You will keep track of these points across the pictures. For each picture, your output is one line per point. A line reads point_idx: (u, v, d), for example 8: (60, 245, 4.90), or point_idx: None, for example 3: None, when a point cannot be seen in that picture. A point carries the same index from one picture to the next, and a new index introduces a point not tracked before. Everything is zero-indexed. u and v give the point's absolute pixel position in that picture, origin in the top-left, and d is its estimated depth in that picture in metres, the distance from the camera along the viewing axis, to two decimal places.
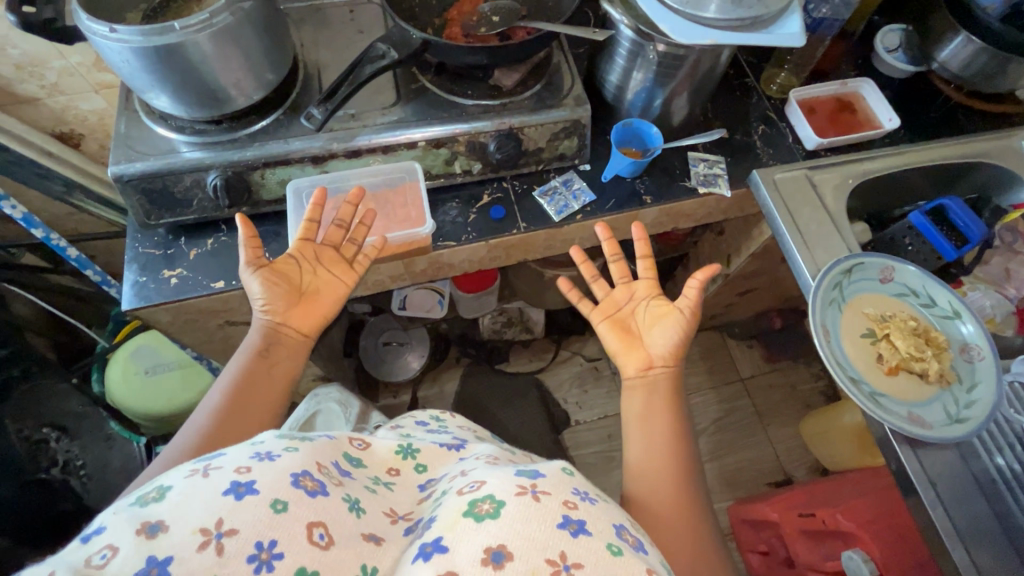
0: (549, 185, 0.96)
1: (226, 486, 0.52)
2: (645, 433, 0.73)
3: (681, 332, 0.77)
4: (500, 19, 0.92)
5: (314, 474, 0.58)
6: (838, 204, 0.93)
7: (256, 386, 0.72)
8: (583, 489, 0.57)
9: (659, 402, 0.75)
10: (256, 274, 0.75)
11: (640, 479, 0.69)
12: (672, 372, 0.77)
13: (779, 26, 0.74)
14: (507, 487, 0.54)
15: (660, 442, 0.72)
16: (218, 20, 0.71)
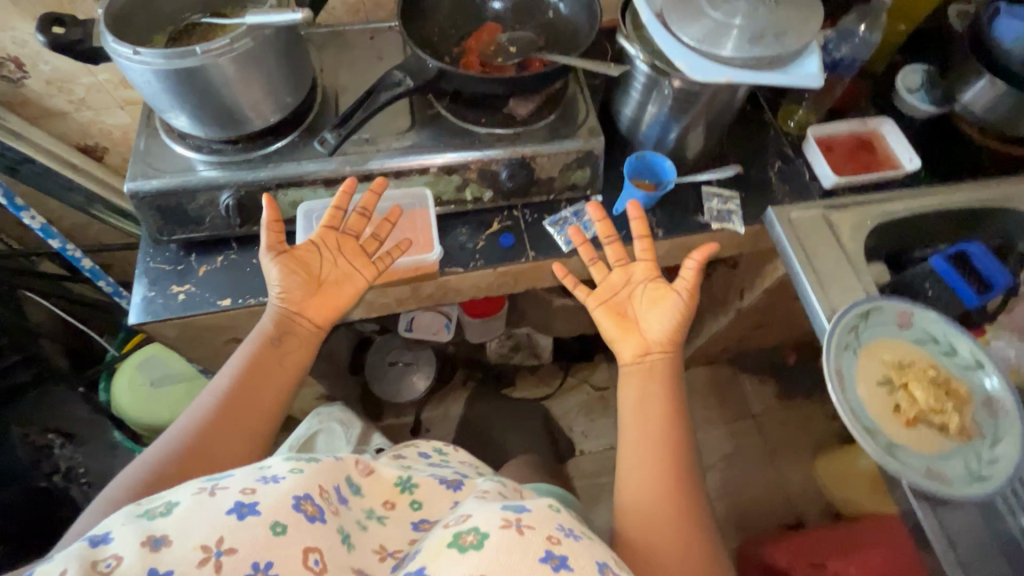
0: (559, 215, 0.95)
1: (230, 505, 0.54)
2: (641, 451, 0.71)
3: (676, 315, 0.76)
4: (517, 51, 0.93)
5: (316, 499, 0.58)
6: (855, 243, 0.91)
7: (267, 369, 0.74)
8: (566, 524, 0.58)
9: (659, 410, 0.73)
10: (276, 259, 0.77)
11: (634, 499, 0.69)
12: (671, 359, 0.76)
13: (797, 66, 0.74)
14: (492, 520, 0.56)
15: (660, 455, 0.71)
16: (239, 45, 0.73)
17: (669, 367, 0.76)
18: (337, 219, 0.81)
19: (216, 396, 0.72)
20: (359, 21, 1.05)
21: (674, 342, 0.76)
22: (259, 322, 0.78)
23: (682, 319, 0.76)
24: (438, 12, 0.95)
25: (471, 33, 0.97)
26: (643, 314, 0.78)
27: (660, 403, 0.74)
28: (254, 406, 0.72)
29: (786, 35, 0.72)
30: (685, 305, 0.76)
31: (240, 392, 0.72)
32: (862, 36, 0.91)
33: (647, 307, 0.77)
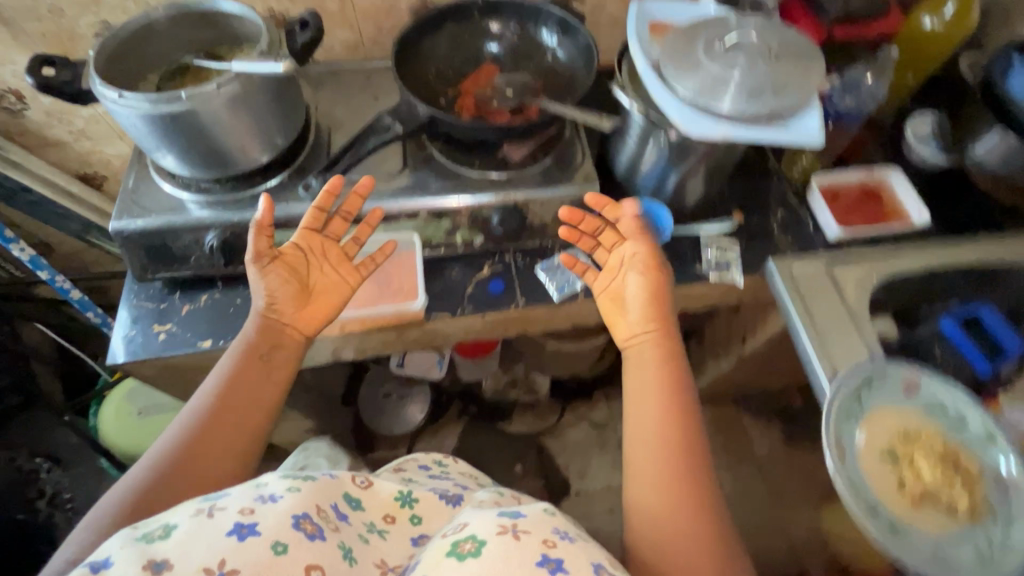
0: (552, 261, 0.93)
1: (230, 527, 0.52)
2: (649, 446, 0.68)
3: (652, 295, 0.79)
4: (513, 94, 0.91)
5: (313, 518, 0.57)
6: (860, 299, 0.87)
7: (250, 378, 0.71)
8: (563, 529, 0.57)
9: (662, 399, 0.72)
10: (262, 267, 0.74)
11: (643, 497, 0.65)
12: (662, 346, 0.77)
13: (798, 122, 0.71)
14: (489, 526, 0.55)
15: (666, 445, 0.67)
16: (226, 89, 0.72)
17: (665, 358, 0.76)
18: (319, 219, 0.80)
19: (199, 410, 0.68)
20: (358, 58, 1.05)
21: (660, 329, 0.78)
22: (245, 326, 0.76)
23: (660, 299, 0.79)
24: (436, 53, 0.94)
25: (469, 74, 0.96)
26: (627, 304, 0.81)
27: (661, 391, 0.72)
28: (242, 414, 0.69)
29: (785, 91, 0.70)
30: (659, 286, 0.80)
31: (226, 402, 0.68)
32: (869, 86, 0.88)
33: (630, 292, 0.81)
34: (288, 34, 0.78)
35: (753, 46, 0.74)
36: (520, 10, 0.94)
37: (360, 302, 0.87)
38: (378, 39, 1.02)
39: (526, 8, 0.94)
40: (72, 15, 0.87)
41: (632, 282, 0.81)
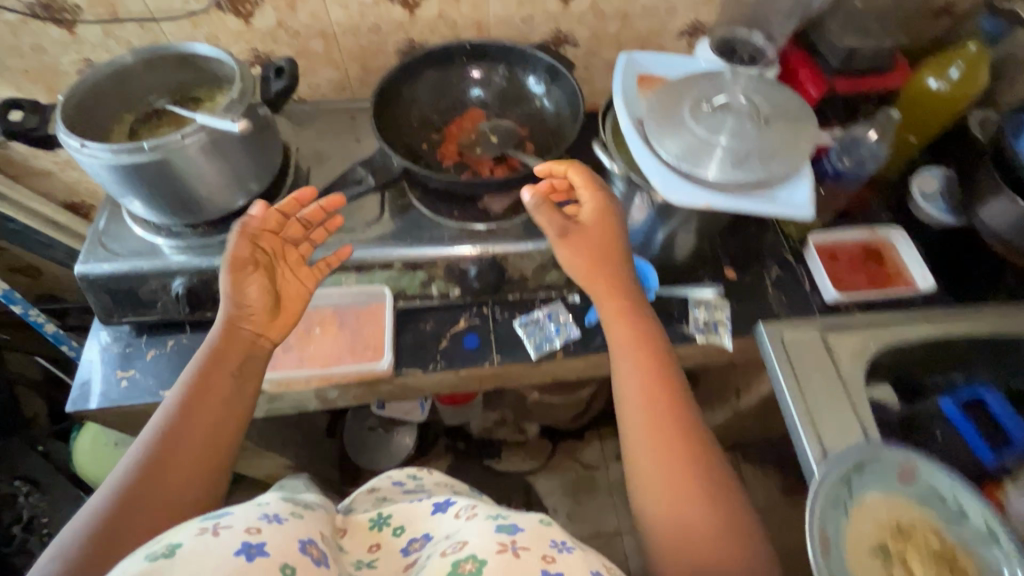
0: (531, 315, 0.89)
1: (237, 546, 0.45)
2: (648, 438, 0.61)
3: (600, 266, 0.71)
4: (497, 140, 0.89)
5: (318, 543, 0.51)
6: (855, 371, 0.82)
7: (216, 381, 0.62)
8: (559, 539, 0.53)
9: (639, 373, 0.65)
10: (234, 278, 0.67)
11: (652, 492, 0.58)
12: (624, 319, 0.69)
13: (786, 191, 0.67)
14: (488, 544, 0.51)
15: (655, 426, 0.62)
16: (191, 140, 0.69)
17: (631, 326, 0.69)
18: (274, 223, 0.72)
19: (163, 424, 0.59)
20: (345, 98, 1.03)
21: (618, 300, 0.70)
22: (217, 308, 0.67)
23: (614, 266, 0.72)
24: (420, 97, 0.92)
25: (454, 120, 0.93)
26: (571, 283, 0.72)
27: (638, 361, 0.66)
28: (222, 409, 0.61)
29: (774, 158, 0.67)
30: (607, 250, 0.72)
31: (193, 406, 0.60)
32: (873, 146, 0.81)
33: (578, 265, 0.72)
34: (263, 81, 0.77)
35: (741, 107, 0.70)
36: (509, 56, 0.92)
37: (325, 359, 0.83)
38: (364, 80, 1.00)
39: (514, 55, 0.91)
40: (54, 52, 0.87)
41: (574, 255, 0.72)
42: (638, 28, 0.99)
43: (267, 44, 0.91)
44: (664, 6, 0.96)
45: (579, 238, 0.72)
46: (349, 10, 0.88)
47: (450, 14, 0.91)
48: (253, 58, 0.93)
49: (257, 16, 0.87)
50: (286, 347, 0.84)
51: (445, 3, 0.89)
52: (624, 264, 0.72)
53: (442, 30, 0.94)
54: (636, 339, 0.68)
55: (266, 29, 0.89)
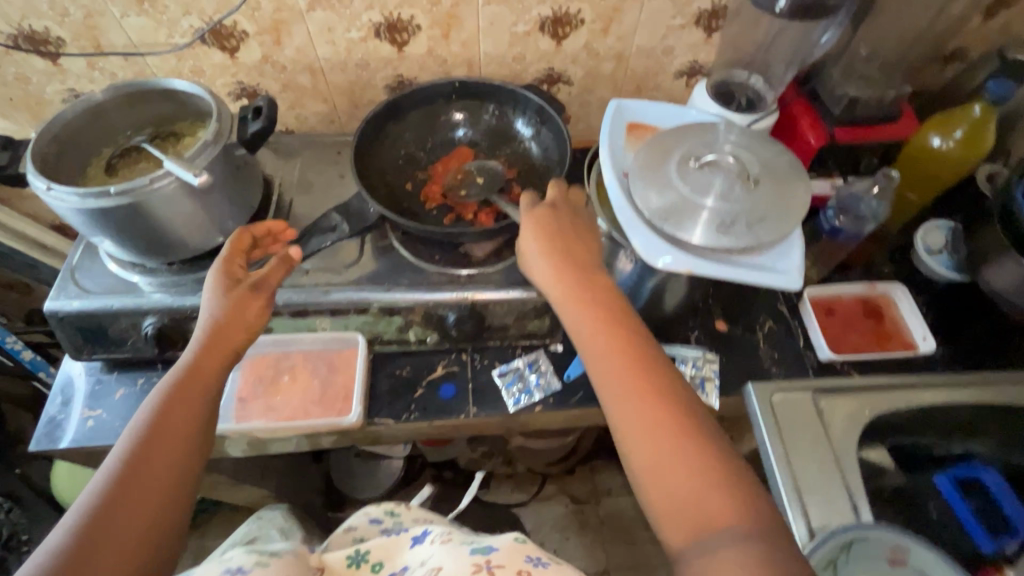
0: (511, 364, 0.86)
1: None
2: (620, 403, 0.56)
3: (550, 248, 0.67)
4: (484, 184, 0.86)
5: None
6: (848, 440, 0.78)
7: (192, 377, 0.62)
8: (535, 555, 0.58)
9: (597, 333, 0.61)
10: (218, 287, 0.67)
11: (639, 460, 0.53)
12: (573, 286, 0.64)
13: (773, 258, 0.64)
14: (464, 567, 0.55)
15: (623, 387, 0.57)
16: (160, 184, 0.67)
17: (581, 288, 0.64)
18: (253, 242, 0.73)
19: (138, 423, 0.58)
20: (333, 130, 1.01)
21: (566, 268, 0.65)
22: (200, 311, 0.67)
23: (564, 242, 0.68)
24: (406, 135, 0.90)
25: (440, 158, 0.91)
26: (530, 276, 0.68)
27: (594, 322, 0.61)
28: (189, 390, 0.60)
29: (763, 223, 0.63)
30: (555, 234, 0.68)
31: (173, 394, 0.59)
32: (870, 201, 0.78)
33: (530, 255, 0.68)
34: (241, 122, 0.76)
35: (732, 165, 0.67)
36: (499, 95, 0.90)
37: (293, 411, 0.81)
38: (353, 113, 0.98)
39: (504, 94, 0.89)
40: (38, 82, 0.86)
41: (527, 247, 0.69)
42: (634, 68, 0.96)
43: (253, 77, 0.89)
44: (661, 47, 0.93)
45: (525, 233, 0.69)
46: (336, 46, 0.86)
47: (439, 52, 0.89)
48: (239, 91, 0.91)
49: (242, 51, 0.85)
50: (255, 393, 0.82)
51: (434, 41, 0.87)
52: (577, 238, 0.69)
53: (432, 67, 0.92)
54: (590, 302, 0.63)
55: (251, 62, 0.87)
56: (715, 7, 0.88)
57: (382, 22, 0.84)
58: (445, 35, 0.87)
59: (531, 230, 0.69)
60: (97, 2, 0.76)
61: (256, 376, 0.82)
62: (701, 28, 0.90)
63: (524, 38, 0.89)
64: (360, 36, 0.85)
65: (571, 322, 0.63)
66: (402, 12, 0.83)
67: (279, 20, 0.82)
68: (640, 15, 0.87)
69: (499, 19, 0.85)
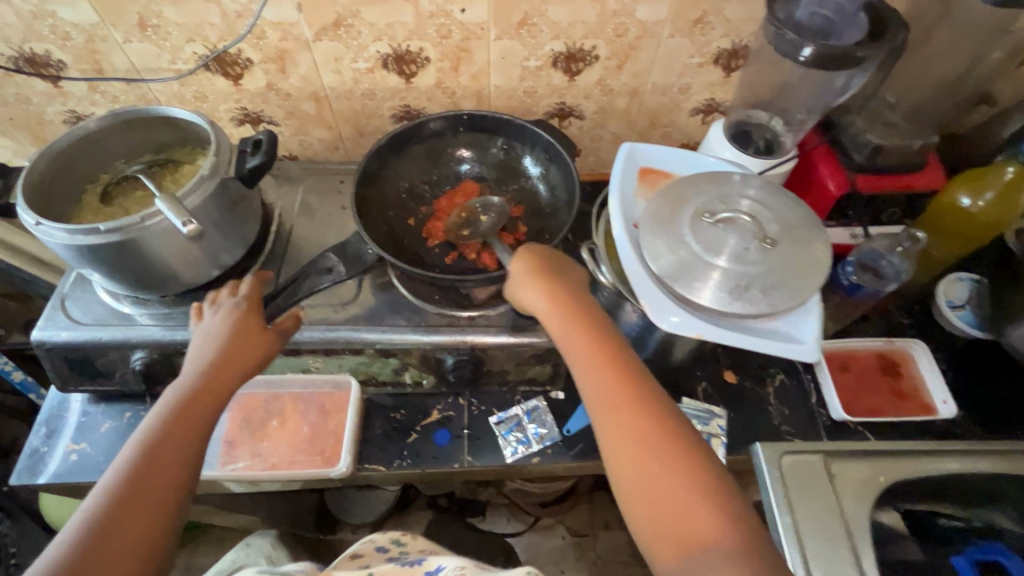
0: (510, 412, 0.83)
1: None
2: (607, 422, 0.55)
3: (538, 272, 0.66)
4: (468, 232, 0.82)
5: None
6: (859, 508, 0.74)
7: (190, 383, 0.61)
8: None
9: (584, 349, 0.59)
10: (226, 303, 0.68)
11: (630, 479, 0.51)
12: (560, 305, 0.63)
13: (791, 326, 0.61)
14: None
15: (609, 403, 0.55)
16: (151, 222, 0.65)
17: (567, 305, 0.63)
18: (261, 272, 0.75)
19: (142, 431, 0.55)
20: (338, 158, 0.98)
21: (553, 288, 0.65)
22: (202, 329, 0.66)
23: (553, 266, 0.67)
24: (410, 168, 0.87)
25: (446, 193, 0.88)
26: (518, 299, 0.67)
27: (580, 337, 0.60)
28: (192, 400, 0.58)
29: (779, 288, 0.60)
30: (544, 260, 0.68)
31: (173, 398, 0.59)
32: (893, 259, 0.75)
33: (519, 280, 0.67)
34: (240, 155, 0.74)
35: (749, 222, 0.63)
36: (507, 130, 0.87)
37: (279, 457, 0.78)
38: (358, 141, 0.95)
39: (513, 129, 0.86)
40: (39, 102, 0.84)
41: (513, 270, 0.68)
42: (648, 104, 0.93)
43: (257, 103, 0.87)
44: (678, 85, 0.90)
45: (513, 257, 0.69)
46: (342, 75, 0.84)
47: (448, 83, 0.87)
48: (242, 116, 0.89)
49: (247, 78, 0.83)
50: (242, 435, 0.80)
51: (442, 73, 0.85)
52: (565, 263, 0.69)
53: (441, 98, 0.89)
54: (575, 318, 0.62)
55: (256, 89, 0.85)
56: (734, 47, 0.85)
57: (390, 53, 0.81)
58: (455, 68, 0.84)
59: (521, 257, 0.68)
60: (100, 27, 0.74)
61: (245, 417, 0.81)
62: (720, 67, 0.87)
63: (536, 72, 0.86)
64: (367, 67, 0.83)
65: (557, 338, 0.62)
66: (411, 44, 0.80)
67: (285, 49, 0.79)
68: (657, 53, 0.84)
69: (510, 54, 0.83)
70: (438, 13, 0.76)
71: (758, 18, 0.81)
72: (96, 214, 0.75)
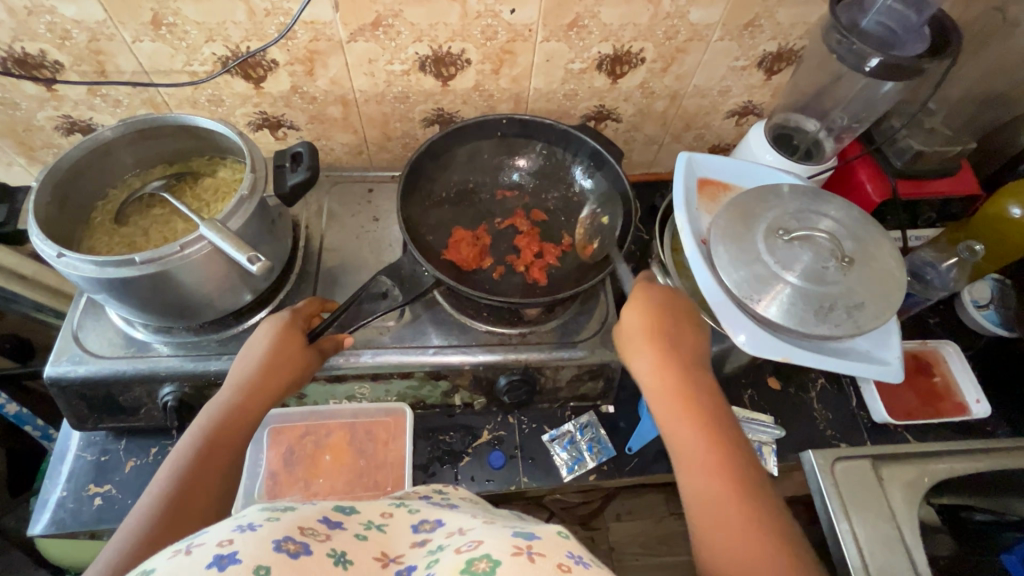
0: (562, 429, 0.81)
1: (206, 560, 0.35)
2: (708, 523, 0.50)
3: (654, 331, 0.60)
4: (593, 189, 0.81)
5: (298, 537, 0.40)
6: (907, 510, 0.74)
7: (235, 434, 0.57)
8: (577, 552, 0.39)
9: (694, 437, 0.55)
10: (272, 334, 0.62)
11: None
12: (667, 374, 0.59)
13: (869, 350, 0.63)
14: (502, 544, 0.39)
15: (719, 513, 0.50)
16: (191, 251, 0.59)
17: (680, 381, 0.58)
18: (310, 307, 0.67)
19: (172, 477, 0.52)
20: (360, 163, 0.92)
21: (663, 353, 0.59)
22: (246, 344, 0.63)
23: (672, 328, 0.61)
24: (448, 177, 0.82)
25: (448, 246, 0.78)
26: (626, 356, 0.62)
27: (689, 423, 0.56)
28: (225, 428, 0.56)
29: (862, 309, 0.60)
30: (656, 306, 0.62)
31: (217, 445, 0.55)
32: (942, 270, 0.83)
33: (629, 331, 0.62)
34: (277, 170, 0.67)
35: (827, 240, 0.62)
36: (548, 134, 0.82)
37: (334, 492, 0.77)
38: (384, 145, 0.89)
39: (555, 134, 0.81)
40: (28, 107, 0.75)
41: (629, 324, 0.62)
42: (687, 107, 0.91)
43: (278, 107, 0.80)
44: (718, 88, 0.88)
45: (628, 309, 0.62)
46: (375, 78, 0.78)
47: (486, 86, 0.82)
48: (260, 121, 0.82)
49: (270, 80, 0.76)
50: (289, 468, 0.78)
51: (482, 75, 0.80)
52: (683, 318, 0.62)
53: (474, 102, 0.84)
54: (688, 401, 0.57)
55: (278, 93, 0.78)
56: (781, 50, 0.83)
57: (429, 55, 0.76)
58: (496, 71, 0.79)
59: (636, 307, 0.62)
60: (105, 25, 0.66)
61: (290, 448, 0.78)
62: (763, 70, 0.85)
63: (579, 75, 0.82)
64: (403, 69, 0.77)
65: (662, 418, 0.58)
66: (452, 46, 0.75)
67: (315, 50, 0.73)
68: (703, 56, 0.82)
69: (555, 56, 0.78)
70: (486, 14, 0.71)
71: (807, 22, 0.79)
72: (112, 237, 0.68)
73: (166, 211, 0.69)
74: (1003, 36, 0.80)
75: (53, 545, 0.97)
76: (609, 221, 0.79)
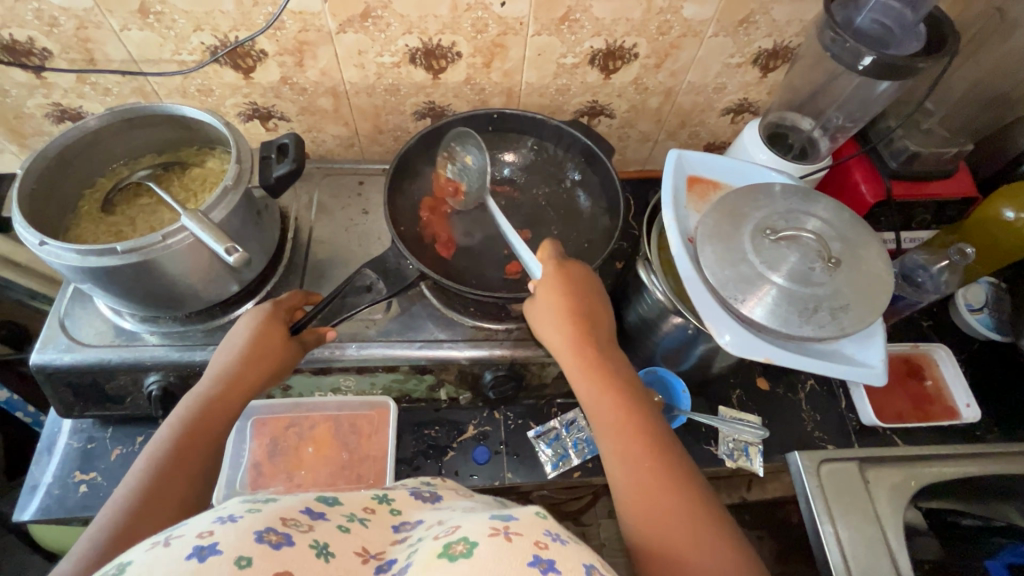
0: (548, 425, 0.81)
1: (186, 551, 0.35)
2: (636, 488, 0.51)
3: (566, 306, 0.61)
4: (582, 185, 0.81)
5: (280, 528, 0.40)
6: (893, 512, 0.74)
7: (217, 424, 0.57)
8: (555, 529, 0.39)
9: (610, 409, 0.56)
10: (256, 318, 0.63)
11: (648, 539, 0.49)
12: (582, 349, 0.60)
13: (856, 352, 0.62)
14: (479, 526, 0.38)
15: (636, 474, 0.52)
16: (173, 241, 0.59)
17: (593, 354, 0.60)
18: (295, 299, 0.67)
19: (143, 462, 0.53)
20: (353, 155, 0.92)
21: (578, 328, 0.61)
22: (228, 336, 0.63)
23: (586, 302, 0.62)
24: (437, 172, 0.82)
25: (430, 236, 0.77)
26: (540, 335, 0.63)
27: (599, 393, 0.57)
28: (204, 416, 0.57)
29: (847, 311, 0.59)
30: (572, 282, 0.63)
31: (201, 430, 0.56)
32: (934, 272, 0.80)
33: (539, 309, 0.63)
34: (263, 161, 0.67)
35: (814, 241, 0.62)
36: (539, 129, 0.82)
37: (316, 484, 0.77)
38: (375, 138, 0.89)
39: (547, 130, 0.81)
40: (18, 94, 0.75)
41: (542, 300, 0.62)
42: (681, 104, 0.90)
43: (268, 98, 0.80)
44: (713, 85, 0.87)
45: (542, 286, 0.62)
46: (365, 70, 0.77)
47: (478, 80, 0.81)
48: (250, 112, 0.82)
49: (259, 71, 0.76)
50: (272, 459, 0.78)
51: (473, 68, 0.79)
52: (594, 297, 0.63)
53: (467, 96, 0.84)
54: (598, 373, 0.58)
55: (268, 83, 0.78)
56: (776, 48, 0.82)
57: (420, 47, 0.75)
58: (487, 64, 0.79)
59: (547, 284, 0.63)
60: (93, 13, 0.66)
61: (274, 439, 0.79)
62: (758, 67, 0.85)
63: (571, 69, 0.81)
64: (393, 61, 0.76)
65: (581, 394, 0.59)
66: (442, 38, 0.74)
67: (304, 41, 0.72)
68: (697, 52, 0.81)
69: (547, 50, 0.78)
70: (476, 6, 0.71)
71: (803, 19, 0.78)
72: (98, 225, 0.68)
73: (150, 201, 0.69)
74: (1003, 36, 0.78)
75: (40, 531, 0.98)
76: (599, 218, 0.79)
